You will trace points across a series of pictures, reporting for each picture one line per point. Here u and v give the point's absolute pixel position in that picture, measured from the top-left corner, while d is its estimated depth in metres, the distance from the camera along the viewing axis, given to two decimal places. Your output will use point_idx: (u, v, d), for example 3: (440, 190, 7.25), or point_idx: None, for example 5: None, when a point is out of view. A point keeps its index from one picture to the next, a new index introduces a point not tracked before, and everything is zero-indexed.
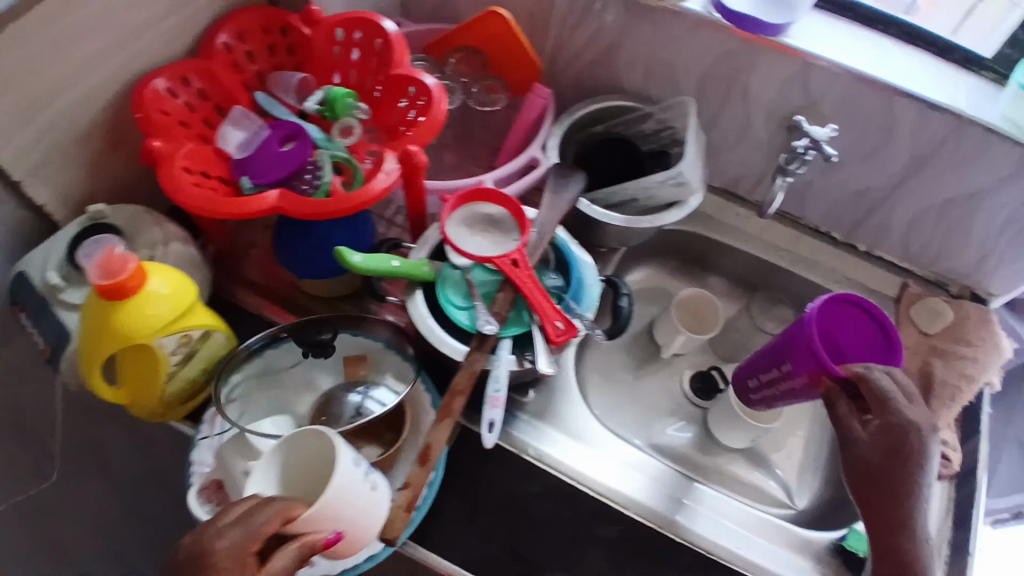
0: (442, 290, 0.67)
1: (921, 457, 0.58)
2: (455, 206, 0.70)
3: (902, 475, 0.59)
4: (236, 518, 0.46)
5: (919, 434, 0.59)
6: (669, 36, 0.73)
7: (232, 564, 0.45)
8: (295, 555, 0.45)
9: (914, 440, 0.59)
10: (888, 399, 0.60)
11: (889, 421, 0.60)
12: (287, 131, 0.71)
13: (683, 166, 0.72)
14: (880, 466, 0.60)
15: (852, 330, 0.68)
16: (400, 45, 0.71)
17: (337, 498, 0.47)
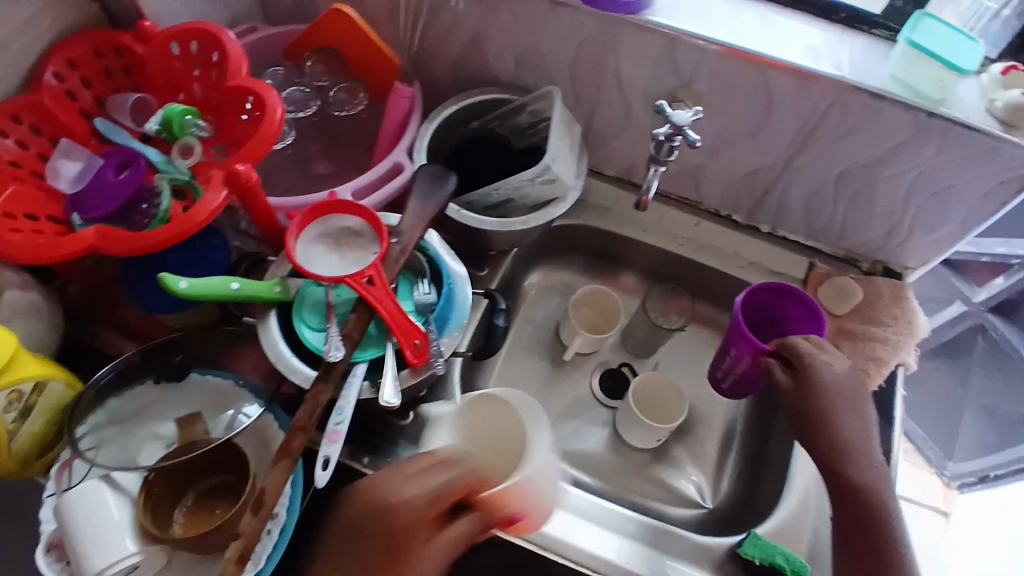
0: (298, 311, 0.61)
1: (840, 388, 0.61)
2: (303, 223, 0.63)
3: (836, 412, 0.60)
4: (429, 463, 0.52)
5: (838, 373, 0.62)
6: (530, 20, 0.68)
7: (407, 520, 0.49)
8: (472, 526, 0.51)
9: (831, 376, 0.61)
10: (803, 351, 0.63)
11: (808, 368, 0.62)
12: (124, 157, 0.67)
13: (552, 160, 0.67)
14: (813, 412, 0.61)
15: (785, 312, 0.70)
16: (237, 54, 0.67)
17: (535, 477, 0.56)
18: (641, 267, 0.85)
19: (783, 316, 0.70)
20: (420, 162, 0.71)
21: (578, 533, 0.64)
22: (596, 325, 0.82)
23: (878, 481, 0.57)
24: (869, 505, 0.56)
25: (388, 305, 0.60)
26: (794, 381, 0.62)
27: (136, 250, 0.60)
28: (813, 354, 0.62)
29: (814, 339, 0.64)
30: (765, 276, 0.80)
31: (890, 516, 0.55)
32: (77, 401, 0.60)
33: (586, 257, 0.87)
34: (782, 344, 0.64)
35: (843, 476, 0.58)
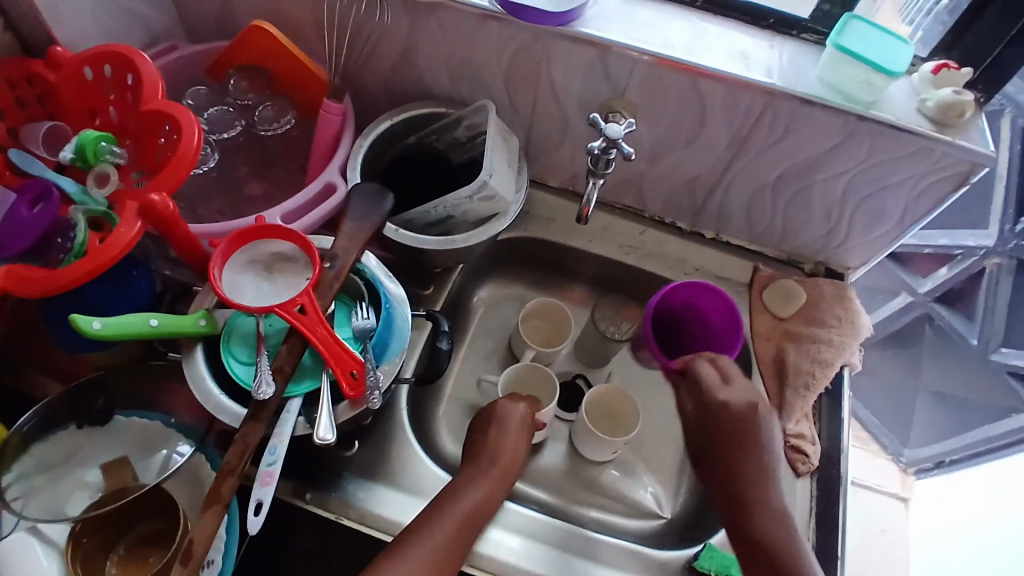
0: (226, 344, 0.58)
1: (738, 418, 0.65)
2: (228, 250, 0.59)
3: (733, 444, 0.64)
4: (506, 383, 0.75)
5: (741, 408, 0.65)
6: (458, 32, 0.67)
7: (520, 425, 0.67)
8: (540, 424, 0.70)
9: (728, 408, 0.65)
10: (706, 384, 0.66)
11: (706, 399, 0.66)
12: (36, 190, 0.62)
13: (488, 176, 0.65)
14: (716, 444, 0.65)
15: (707, 306, 0.72)
16: (151, 75, 0.64)
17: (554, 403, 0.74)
18: (590, 277, 0.85)
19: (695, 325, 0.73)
20: (355, 180, 0.69)
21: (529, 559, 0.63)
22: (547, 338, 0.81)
23: (775, 517, 0.59)
24: (767, 538, 0.58)
25: (322, 332, 0.56)
26: (698, 412, 0.67)
27: (54, 289, 0.56)
28: (715, 389, 0.66)
29: (718, 364, 0.68)
30: (710, 281, 0.80)
31: (791, 548, 0.56)
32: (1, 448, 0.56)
33: (535, 269, 0.85)
34: (688, 363, 0.68)
35: (743, 517, 0.60)
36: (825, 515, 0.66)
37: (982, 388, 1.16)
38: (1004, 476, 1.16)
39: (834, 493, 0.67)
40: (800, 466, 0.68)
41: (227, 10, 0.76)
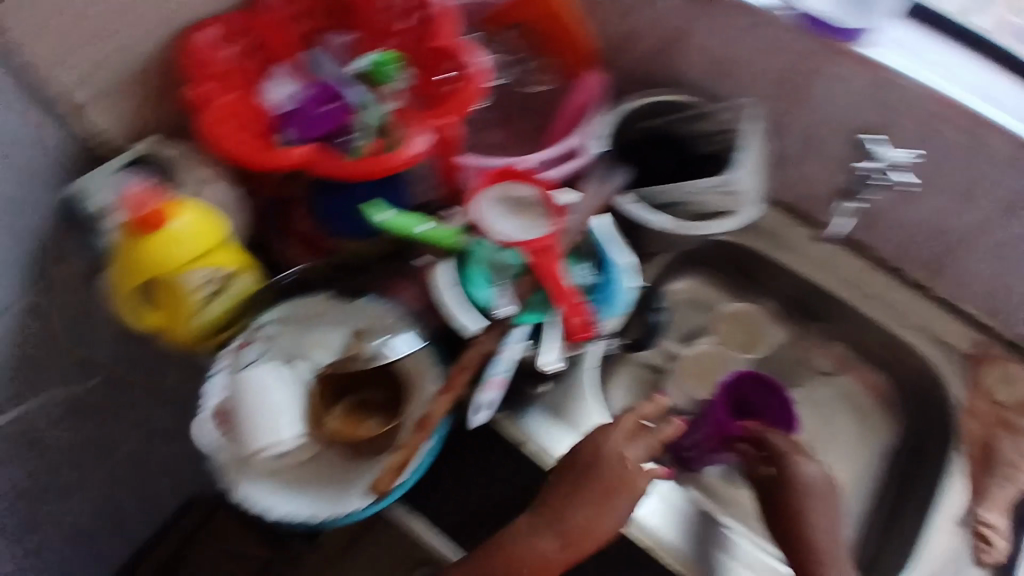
0: (467, 266, 0.66)
1: (807, 493, 0.60)
2: (489, 183, 0.66)
3: (802, 515, 0.60)
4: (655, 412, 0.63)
5: (815, 482, 0.61)
6: (740, 32, 0.69)
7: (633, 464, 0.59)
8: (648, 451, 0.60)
9: (796, 480, 0.61)
10: (776, 451, 0.63)
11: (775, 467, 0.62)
12: (327, 91, 0.70)
13: (737, 172, 0.67)
14: (785, 514, 0.61)
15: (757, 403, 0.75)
16: (450, 14, 0.70)
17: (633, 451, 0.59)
18: (787, 299, 0.83)
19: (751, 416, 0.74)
20: (599, 148, 0.72)
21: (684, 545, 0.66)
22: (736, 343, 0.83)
23: None
24: None
25: (556, 278, 0.63)
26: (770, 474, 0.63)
27: (337, 175, 0.64)
28: (789, 456, 0.62)
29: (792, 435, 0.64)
30: (924, 342, 0.76)
31: None
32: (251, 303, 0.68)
33: (729, 278, 0.85)
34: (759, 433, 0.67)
35: None
36: None
37: None
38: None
39: None
40: (981, 555, 0.66)
41: None
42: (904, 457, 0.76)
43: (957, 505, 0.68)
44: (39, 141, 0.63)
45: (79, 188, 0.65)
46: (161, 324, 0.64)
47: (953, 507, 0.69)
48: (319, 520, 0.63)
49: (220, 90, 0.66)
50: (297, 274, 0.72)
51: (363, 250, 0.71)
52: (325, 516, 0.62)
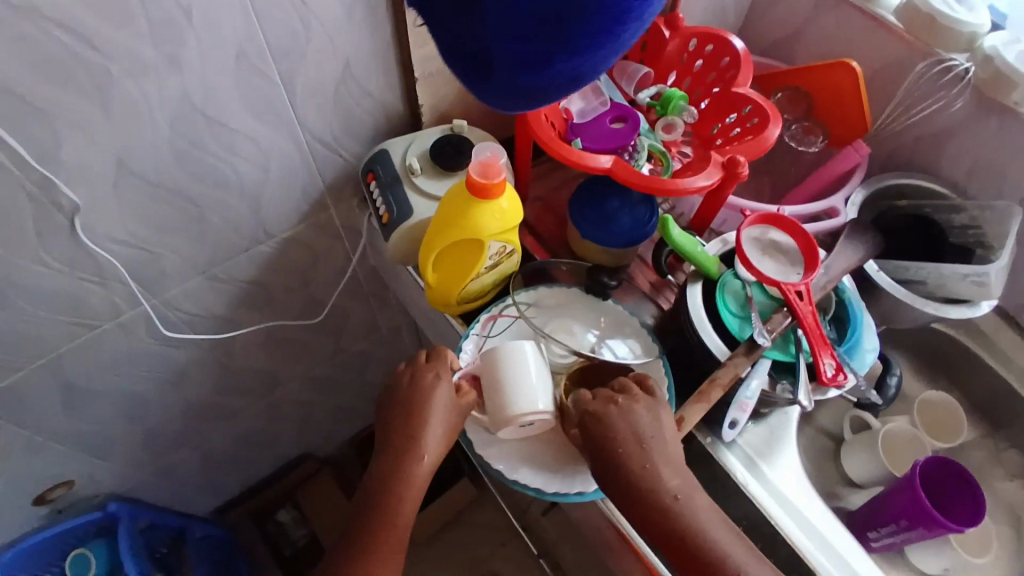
0: (721, 294, 0.69)
1: (614, 415, 0.60)
2: (753, 224, 0.72)
3: (611, 442, 0.58)
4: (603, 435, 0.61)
5: (623, 412, 0.60)
6: (1014, 141, 0.72)
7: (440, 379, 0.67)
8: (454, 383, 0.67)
9: (623, 414, 0.60)
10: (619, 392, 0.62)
11: (606, 401, 0.61)
12: (621, 112, 0.78)
13: (996, 268, 0.70)
14: (593, 442, 0.59)
15: (947, 493, 0.72)
16: (748, 67, 0.76)
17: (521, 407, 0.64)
18: (977, 397, 0.86)
19: (944, 509, 0.72)
20: (850, 214, 0.78)
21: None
22: (934, 429, 0.84)
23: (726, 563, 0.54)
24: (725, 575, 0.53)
25: (816, 325, 0.66)
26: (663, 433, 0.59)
27: (635, 186, 0.69)
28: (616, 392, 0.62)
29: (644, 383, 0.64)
30: None
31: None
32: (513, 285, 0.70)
33: (924, 363, 0.89)
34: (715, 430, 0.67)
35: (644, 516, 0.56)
36: None
37: None
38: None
39: None
40: None
41: (796, 35, 0.87)
42: None
43: None
44: (380, 102, 0.74)
45: (390, 148, 0.73)
46: (435, 284, 0.68)
47: None
48: (546, 492, 0.65)
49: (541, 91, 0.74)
50: (538, 262, 0.79)
51: (609, 260, 0.78)
52: (553, 491, 0.65)
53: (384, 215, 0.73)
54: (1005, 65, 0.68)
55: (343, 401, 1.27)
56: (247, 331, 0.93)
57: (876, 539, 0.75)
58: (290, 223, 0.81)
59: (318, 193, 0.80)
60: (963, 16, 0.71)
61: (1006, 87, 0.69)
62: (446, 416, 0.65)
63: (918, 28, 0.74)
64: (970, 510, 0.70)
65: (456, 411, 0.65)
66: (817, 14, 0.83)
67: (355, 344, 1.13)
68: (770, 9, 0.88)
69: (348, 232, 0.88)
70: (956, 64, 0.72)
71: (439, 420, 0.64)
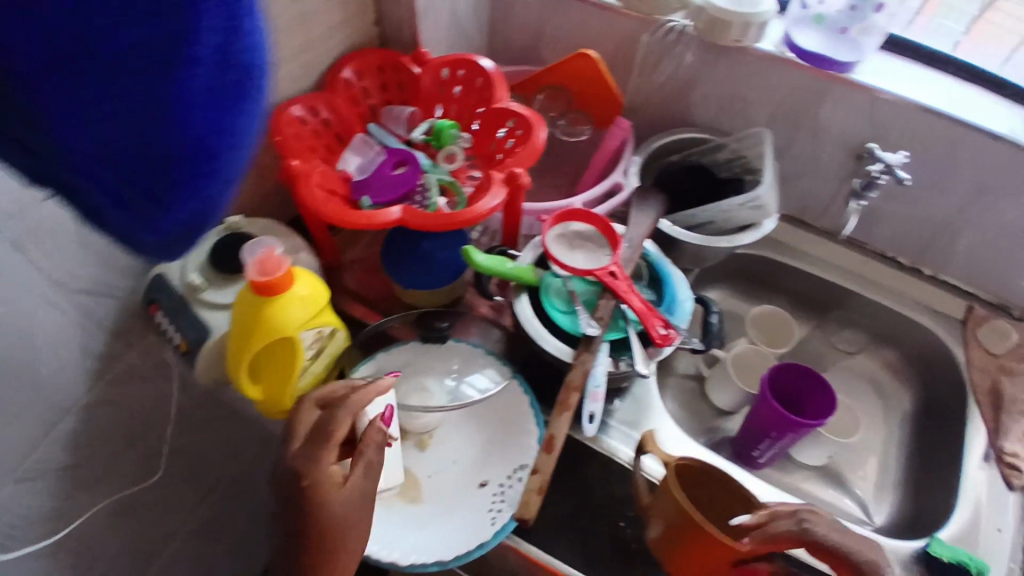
0: (546, 297, 0.71)
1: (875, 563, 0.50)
2: (552, 225, 0.76)
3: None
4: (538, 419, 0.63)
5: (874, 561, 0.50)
6: (744, 72, 0.81)
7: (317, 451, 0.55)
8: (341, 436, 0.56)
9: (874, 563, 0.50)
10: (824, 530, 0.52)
11: (840, 535, 0.51)
12: (398, 157, 0.78)
13: (762, 188, 0.78)
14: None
15: (791, 388, 0.79)
16: (501, 83, 0.80)
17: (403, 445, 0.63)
18: (797, 297, 0.95)
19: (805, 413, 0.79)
20: (633, 183, 0.83)
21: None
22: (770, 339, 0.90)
23: None
24: None
25: (636, 297, 0.69)
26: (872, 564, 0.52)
27: (431, 227, 0.68)
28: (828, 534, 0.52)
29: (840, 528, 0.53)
30: (925, 313, 0.87)
31: None
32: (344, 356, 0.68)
33: (748, 283, 0.97)
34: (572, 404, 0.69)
35: None
36: None
37: None
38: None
39: None
40: (1015, 481, 0.74)
41: (537, 36, 0.92)
42: (921, 418, 0.87)
43: (982, 445, 0.78)
44: None
45: (165, 270, 0.66)
46: (264, 397, 0.62)
47: (977, 448, 0.78)
48: (448, 561, 0.60)
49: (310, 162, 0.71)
50: (369, 327, 0.74)
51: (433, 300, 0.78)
52: (455, 556, 0.60)
53: (181, 343, 0.66)
54: (717, 11, 0.76)
55: (235, 542, 1.14)
56: (83, 518, 0.80)
57: (760, 455, 0.81)
58: (82, 387, 0.71)
59: (103, 343, 0.71)
60: None
61: (724, 27, 0.76)
62: (355, 498, 0.55)
63: None
64: (825, 404, 0.76)
65: (357, 484, 0.56)
66: (547, 11, 0.88)
67: (223, 479, 1.02)
68: (505, 18, 0.92)
69: (160, 369, 0.79)
70: (672, 22, 0.81)
71: (347, 503, 0.55)
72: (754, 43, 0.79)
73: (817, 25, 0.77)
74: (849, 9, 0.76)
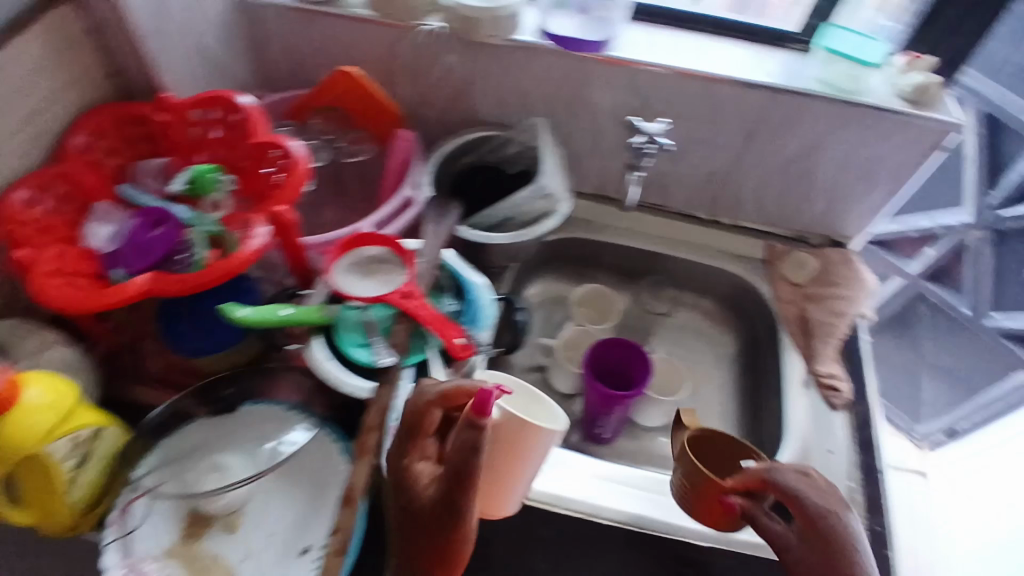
0: (339, 334, 0.68)
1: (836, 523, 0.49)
2: (336, 256, 0.72)
3: (824, 548, 0.49)
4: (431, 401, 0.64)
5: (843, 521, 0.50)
6: (508, 64, 0.80)
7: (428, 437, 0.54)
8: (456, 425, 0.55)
9: (836, 520, 0.50)
10: (789, 489, 0.53)
11: (808, 485, 0.52)
12: (155, 217, 0.72)
13: (545, 176, 0.79)
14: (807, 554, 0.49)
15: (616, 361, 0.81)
16: (258, 117, 0.76)
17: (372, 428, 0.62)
18: (619, 270, 0.97)
19: (627, 384, 0.82)
20: (426, 194, 0.81)
21: (595, 494, 0.71)
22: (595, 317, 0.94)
23: None
24: None
25: (432, 313, 0.67)
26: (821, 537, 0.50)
27: (192, 286, 0.64)
28: (795, 489, 0.52)
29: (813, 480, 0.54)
30: (730, 259, 0.93)
31: None
32: (123, 451, 0.64)
33: (574, 266, 0.98)
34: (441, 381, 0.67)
35: None
36: (862, 438, 0.76)
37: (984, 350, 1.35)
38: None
39: (869, 423, 0.78)
40: (835, 400, 0.79)
41: (303, 59, 0.87)
42: (748, 356, 0.92)
43: (800, 372, 0.82)
44: None
45: None
46: (34, 521, 0.59)
47: (796, 372, 0.82)
48: None
49: (41, 248, 0.65)
50: (156, 412, 0.69)
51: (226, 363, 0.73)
52: None
53: None
54: (465, 9, 0.75)
55: None
56: None
57: (604, 431, 0.83)
58: None
59: None
60: None
61: (474, 25, 0.76)
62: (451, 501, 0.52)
63: (383, 7, 0.78)
64: (641, 368, 0.80)
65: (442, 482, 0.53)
66: (304, 33, 0.84)
67: None
68: (265, 46, 0.87)
69: None
70: (426, 25, 0.78)
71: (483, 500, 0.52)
72: (513, 36, 0.77)
73: (560, 8, 0.78)
74: None
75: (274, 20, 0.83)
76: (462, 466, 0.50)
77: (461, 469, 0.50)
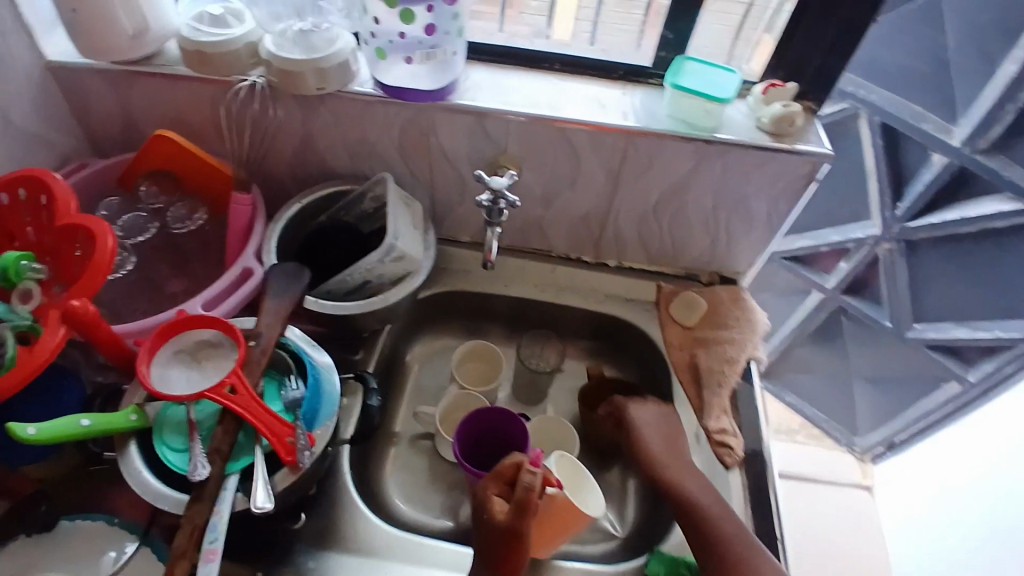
0: (159, 434, 0.61)
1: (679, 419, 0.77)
2: (152, 347, 0.63)
3: (647, 432, 0.74)
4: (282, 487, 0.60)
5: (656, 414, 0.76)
6: (349, 117, 0.73)
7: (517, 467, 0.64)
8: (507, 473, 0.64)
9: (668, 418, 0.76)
10: (623, 401, 0.77)
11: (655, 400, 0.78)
12: None
13: (394, 238, 0.72)
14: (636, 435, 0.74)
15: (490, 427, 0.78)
16: (63, 195, 0.67)
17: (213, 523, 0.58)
18: (508, 320, 0.92)
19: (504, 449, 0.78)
20: (270, 262, 0.73)
21: None
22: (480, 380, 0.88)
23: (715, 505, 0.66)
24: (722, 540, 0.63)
25: (254, 407, 0.60)
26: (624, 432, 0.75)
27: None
28: (631, 404, 0.76)
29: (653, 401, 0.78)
30: (621, 304, 0.88)
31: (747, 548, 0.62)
32: None
33: (462, 320, 0.92)
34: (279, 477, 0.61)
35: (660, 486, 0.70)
36: (757, 499, 0.72)
37: (908, 361, 1.33)
38: (974, 435, 1.27)
39: (764, 476, 0.74)
40: (727, 457, 0.75)
41: (132, 123, 0.79)
42: None
43: (692, 426, 0.79)
44: None
45: None
46: None
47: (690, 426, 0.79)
48: None
49: None
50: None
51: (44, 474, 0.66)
52: None
53: None
54: (284, 62, 0.68)
55: None
56: None
57: None
58: None
59: None
60: (222, 35, 0.69)
61: (297, 79, 0.68)
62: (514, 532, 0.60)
63: (198, 63, 0.71)
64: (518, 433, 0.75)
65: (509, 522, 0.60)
66: (124, 95, 0.75)
67: None
68: (87, 111, 0.78)
69: None
70: (246, 79, 0.71)
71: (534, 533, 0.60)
72: (348, 87, 0.71)
73: (383, 60, 0.70)
74: (400, 37, 0.68)
75: (88, 83, 0.74)
76: (527, 497, 0.59)
77: (524, 501, 0.59)
